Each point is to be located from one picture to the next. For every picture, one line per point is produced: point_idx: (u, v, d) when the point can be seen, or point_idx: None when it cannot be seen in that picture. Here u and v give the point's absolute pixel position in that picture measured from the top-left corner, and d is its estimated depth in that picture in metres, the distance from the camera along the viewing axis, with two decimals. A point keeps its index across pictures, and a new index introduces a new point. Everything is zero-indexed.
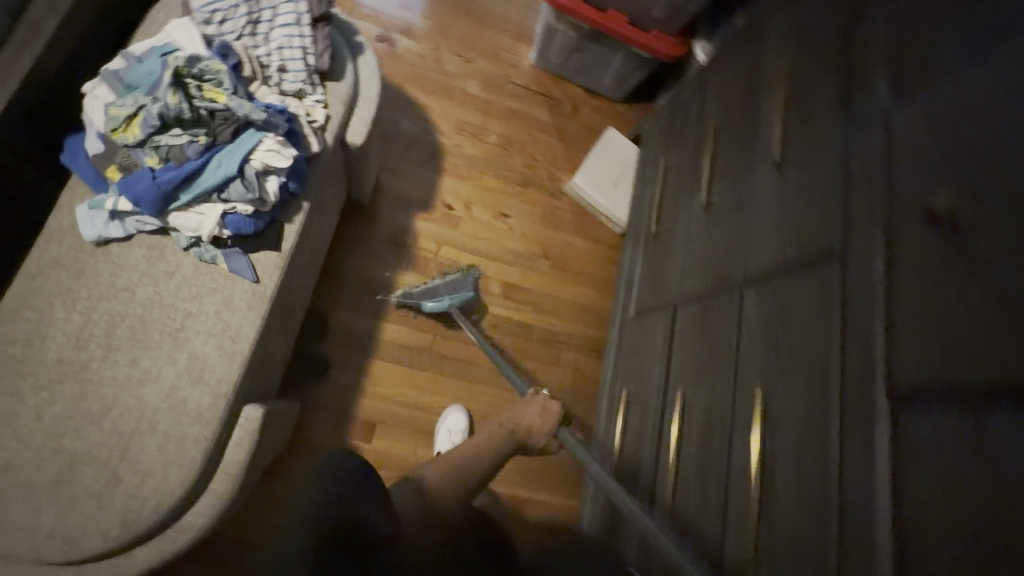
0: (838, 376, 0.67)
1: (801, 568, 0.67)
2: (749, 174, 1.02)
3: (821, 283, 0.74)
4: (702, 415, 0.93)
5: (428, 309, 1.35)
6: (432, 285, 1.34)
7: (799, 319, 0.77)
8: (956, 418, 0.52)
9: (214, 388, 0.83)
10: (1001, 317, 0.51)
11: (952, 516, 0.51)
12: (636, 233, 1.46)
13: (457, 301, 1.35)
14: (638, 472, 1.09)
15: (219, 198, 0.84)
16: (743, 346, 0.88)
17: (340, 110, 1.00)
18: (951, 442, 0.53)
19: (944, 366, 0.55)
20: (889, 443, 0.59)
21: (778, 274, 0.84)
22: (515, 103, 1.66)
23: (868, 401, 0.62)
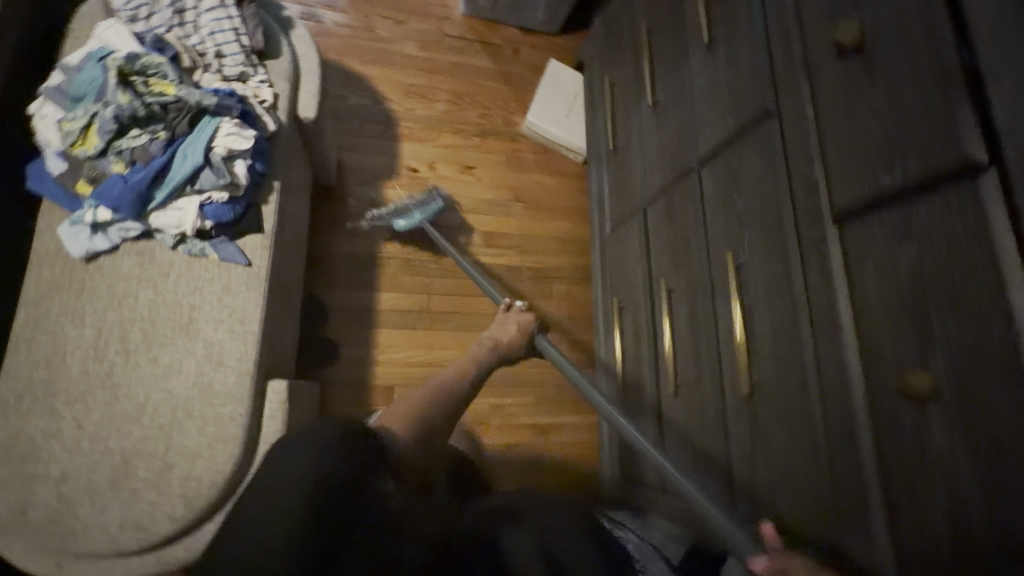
0: (791, 218, 0.75)
1: (790, 392, 0.76)
2: (686, 65, 1.07)
3: (766, 140, 0.80)
4: (686, 297, 1.01)
5: (400, 228, 1.39)
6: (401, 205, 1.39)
7: (752, 181, 0.84)
8: (890, 217, 0.60)
9: (236, 368, 0.88)
10: (911, 117, 0.58)
11: (897, 298, 0.60)
12: (597, 155, 1.51)
13: (426, 215, 1.39)
14: (642, 368, 1.17)
15: (193, 189, 0.87)
16: (709, 224, 0.95)
17: (285, 87, 1.02)
18: (888, 239, 0.61)
19: (871, 177, 0.63)
20: (841, 259, 0.67)
21: (725, 148, 0.91)
22: (454, 55, 1.67)
23: (818, 230, 0.70)
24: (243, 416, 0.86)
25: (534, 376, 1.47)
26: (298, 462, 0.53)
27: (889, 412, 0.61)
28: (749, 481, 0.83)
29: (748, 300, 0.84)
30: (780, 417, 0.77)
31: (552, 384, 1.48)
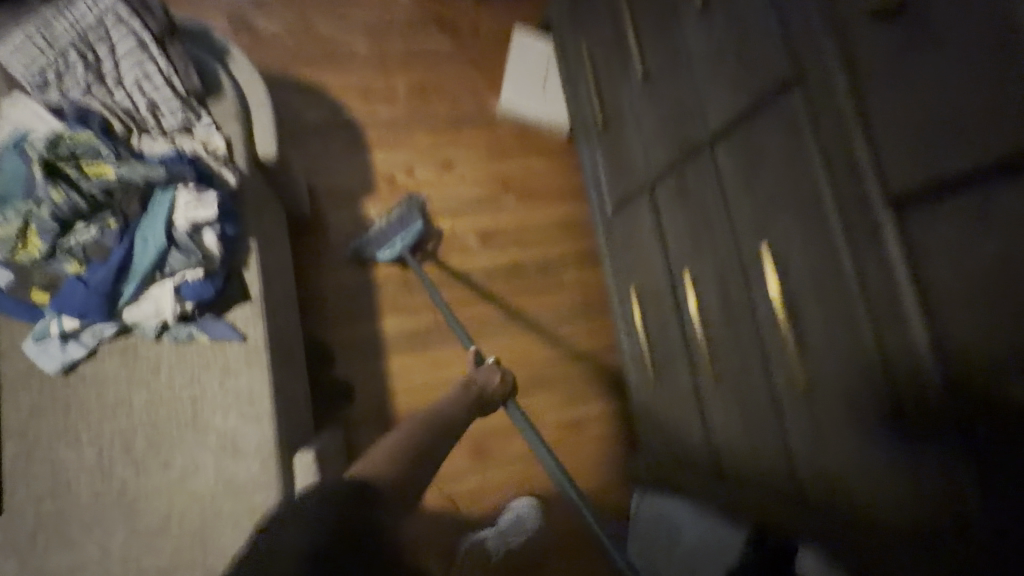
0: (830, 201, 0.69)
1: (852, 383, 0.71)
2: (678, 28, 0.96)
3: (786, 118, 0.75)
4: (715, 283, 0.94)
5: (384, 257, 1.32)
6: (380, 231, 1.29)
7: (779, 164, 0.77)
8: (957, 202, 0.57)
9: (258, 453, 0.82)
10: (977, 94, 0.55)
11: (971, 286, 0.57)
12: (584, 129, 1.40)
13: (409, 241, 1.31)
14: (672, 357, 1.13)
15: (164, 274, 0.77)
16: (731, 206, 0.88)
17: (237, 128, 0.90)
18: (955, 227, 0.58)
19: (929, 162, 0.59)
20: (901, 245, 0.62)
21: (739, 125, 0.84)
22: (410, 42, 1.51)
23: (869, 215, 0.65)
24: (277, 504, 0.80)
25: (557, 374, 1.42)
26: (310, 523, 0.67)
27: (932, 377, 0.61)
28: (817, 473, 0.79)
29: (792, 289, 0.77)
30: (848, 410, 0.72)
31: (576, 378, 1.44)
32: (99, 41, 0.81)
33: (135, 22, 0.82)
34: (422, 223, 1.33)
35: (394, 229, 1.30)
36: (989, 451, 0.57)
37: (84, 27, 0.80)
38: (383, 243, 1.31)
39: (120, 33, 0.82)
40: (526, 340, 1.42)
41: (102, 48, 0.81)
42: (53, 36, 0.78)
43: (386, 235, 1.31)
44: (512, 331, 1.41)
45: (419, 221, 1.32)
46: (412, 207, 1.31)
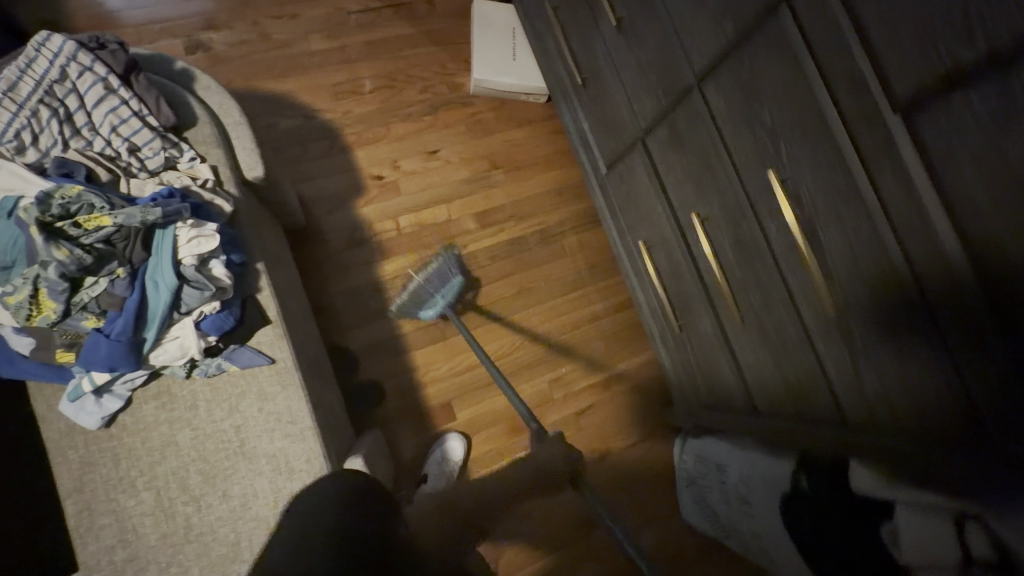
0: (836, 117, 0.68)
1: (879, 294, 0.70)
2: None
3: (780, 42, 0.74)
4: (724, 222, 0.94)
5: (428, 317, 1.27)
6: (420, 289, 1.25)
7: (779, 89, 0.76)
8: (968, 97, 0.56)
9: (311, 468, 0.83)
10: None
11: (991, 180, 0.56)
12: (562, 90, 1.37)
13: (450, 296, 1.26)
14: (690, 301, 1.13)
15: (181, 313, 0.77)
16: (728, 141, 0.87)
17: (220, 154, 0.89)
18: (971, 124, 0.56)
19: (936, 63, 0.58)
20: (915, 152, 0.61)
21: (732, 54, 0.82)
22: (370, 31, 1.47)
23: (880, 126, 0.64)
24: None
25: (578, 338, 1.44)
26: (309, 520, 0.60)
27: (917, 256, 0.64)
28: (856, 391, 0.80)
29: (805, 213, 0.77)
30: (876, 325, 0.72)
31: (596, 338, 1.45)
32: (63, 90, 0.78)
33: (95, 64, 0.80)
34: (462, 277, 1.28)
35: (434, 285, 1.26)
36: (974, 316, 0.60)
37: (44, 78, 0.77)
38: (425, 302, 1.25)
39: (83, 78, 0.79)
40: (543, 311, 1.43)
41: (69, 97, 0.79)
42: (15, 93, 0.75)
43: (427, 294, 1.26)
44: (526, 305, 1.42)
45: (458, 276, 1.28)
46: (448, 259, 1.29)
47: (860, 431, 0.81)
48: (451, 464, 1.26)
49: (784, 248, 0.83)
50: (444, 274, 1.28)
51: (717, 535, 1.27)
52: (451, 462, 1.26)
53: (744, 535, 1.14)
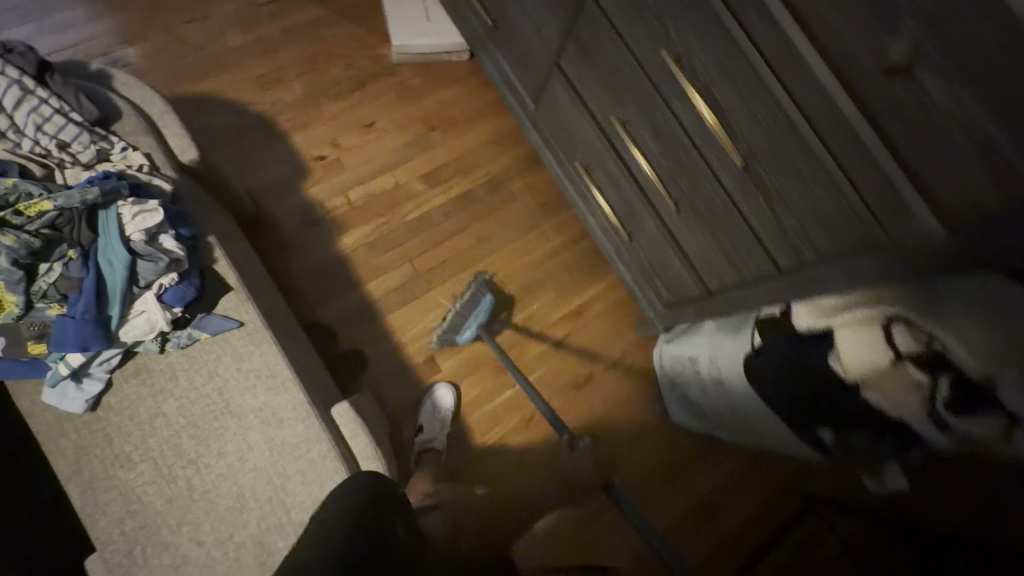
0: None
1: (776, 137, 0.76)
2: None
3: None
4: (639, 117, 1.00)
5: (466, 339, 1.34)
6: (455, 315, 1.32)
7: None
8: None
9: (298, 414, 0.87)
10: None
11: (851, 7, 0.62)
12: (478, 39, 1.40)
13: (483, 317, 1.33)
14: (632, 208, 1.19)
15: (141, 287, 0.81)
16: (625, 36, 0.92)
17: (150, 140, 0.92)
18: None
19: None
20: None
21: None
22: (284, 21, 1.52)
23: None
24: (332, 449, 0.85)
25: (544, 274, 1.48)
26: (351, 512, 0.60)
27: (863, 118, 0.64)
28: (781, 237, 0.86)
29: (701, 82, 0.82)
30: (785, 170, 0.77)
31: (562, 271, 1.49)
32: None
33: (7, 68, 0.83)
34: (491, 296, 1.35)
35: (467, 310, 1.33)
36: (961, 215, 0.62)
37: None
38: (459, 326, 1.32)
39: None
40: (506, 255, 1.47)
41: None
42: None
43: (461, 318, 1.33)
44: (488, 252, 1.46)
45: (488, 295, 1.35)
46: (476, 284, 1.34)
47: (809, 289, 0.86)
48: (444, 411, 1.31)
49: (693, 123, 0.89)
50: (475, 299, 1.34)
51: (708, 428, 1.32)
52: (444, 409, 1.31)
53: (727, 416, 1.19)
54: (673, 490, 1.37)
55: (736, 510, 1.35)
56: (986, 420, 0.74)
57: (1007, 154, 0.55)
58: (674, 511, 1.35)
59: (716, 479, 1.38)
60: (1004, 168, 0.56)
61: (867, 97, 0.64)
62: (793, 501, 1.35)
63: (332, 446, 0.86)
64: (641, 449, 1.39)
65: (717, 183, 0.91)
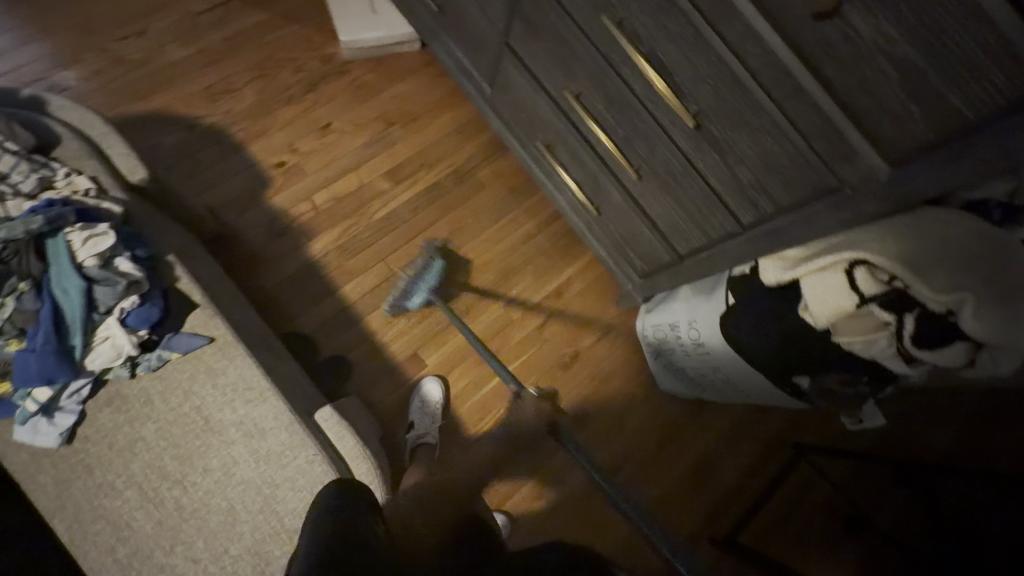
0: None
1: (723, 91, 0.76)
2: None
3: None
4: (592, 88, 0.99)
5: (415, 305, 1.34)
6: (407, 281, 1.34)
7: None
8: None
9: (281, 423, 0.86)
10: None
11: None
12: (427, 27, 1.38)
13: (432, 282, 1.33)
14: (597, 181, 1.19)
15: (102, 313, 0.79)
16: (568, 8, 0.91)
17: (94, 163, 0.90)
18: None
19: None
20: None
21: None
22: (226, 29, 1.48)
23: None
24: (319, 454, 0.85)
25: (519, 258, 1.48)
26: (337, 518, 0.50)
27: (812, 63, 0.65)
28: (740, 193, 0.87)
29: (645, 46, 0.82)
30: (735, 125, 0.79)
31: (537, 254, 1.49)
32: None
33: None
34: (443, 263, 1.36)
35: (419, 277, 1.35)
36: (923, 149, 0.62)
37: None
38: (408, 291, 1.33)
39: None
40: (480, 244, 1.47)
41: None
42: None
43: (411, 285, 1.34)
44: (462, 242, 1.46)
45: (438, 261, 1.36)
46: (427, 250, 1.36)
47: (774, 242, 0.87)
48: (433, 405, 1.30)
49: (643, 89, 0.89)
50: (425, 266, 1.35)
51: (696, 392, 1.34)
52: (433, 403, 1.31)
53: (712, 377, 1.21)
54: (668, 456, 1.39)
55: (732, 468, 1.38)
56: (954, 350, 0.78)
57: (933, 83, 0.57)
58: (672, 476, 1.37)
59: (709, 440, 1.40)
60: (929, 98, 0.59)
61: (802, 42, 0.65)
62: (784, 453, 1.39)
63: (317, 449, 0.85)
64: (632, 419, 1.41)
65: (674, 145, 0.92)
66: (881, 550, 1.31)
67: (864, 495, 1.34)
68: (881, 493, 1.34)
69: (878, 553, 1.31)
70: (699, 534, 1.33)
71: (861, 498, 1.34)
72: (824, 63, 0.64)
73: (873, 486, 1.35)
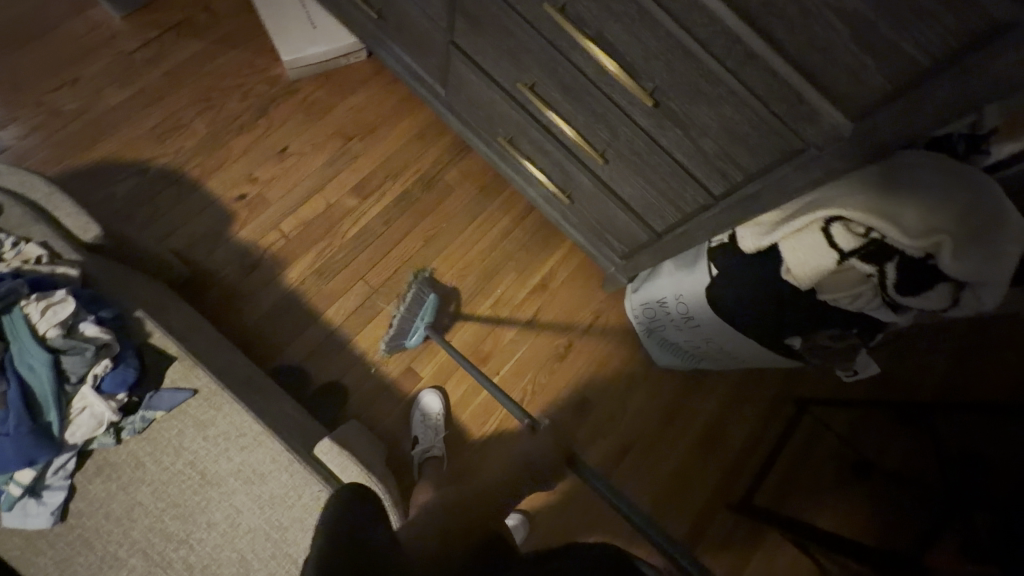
0: None
1: (677, 65, 0.74)
2: None
3: None
4: (545, 78, 0.97)
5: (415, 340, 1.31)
6: (401, 317, 1.28)
7: None
8: None
9: (280, 464, 0.84)
10: None
11: None
12: (371, 35, 1.34)
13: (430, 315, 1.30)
14: (565, 170, 1.17)
15: (75, 383, 0.77)
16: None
17: (42, 227, 0.86)
18: None
19: None
20: None
21: None
22: (163, 63, 1.42)
23: None
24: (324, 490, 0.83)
25: (499, 256, 1.46)
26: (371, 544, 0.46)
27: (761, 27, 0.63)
28: (708, 165, 0.86)
29: (592, 29, 0.80)
30: (693, 98, 0.77)
31: (517, 249, 1.47)
32: None
33: None
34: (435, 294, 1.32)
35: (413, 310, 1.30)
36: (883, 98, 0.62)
37: None
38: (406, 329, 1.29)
39: None
40: (458, 248, 1.44)
41: None
42: None
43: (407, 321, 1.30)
44: (439, 248, 1.43)
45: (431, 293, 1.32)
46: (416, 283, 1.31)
47: (748, 208, 0.86)
48: (434, 416, 1.29)
49: (597, 72, 0.87)
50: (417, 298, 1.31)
51: (692, 363, 1.35)
52: (434, 414, 1.29)
53: (706, 348, 1.21)
54: (673, 431, 1.40)
55: (738, 433, 1.39)
56: (935, 293, 0.79)
57: (882, 33, 0.57)
58: (681, 450, 1.38)
59: (712, 409, 1.41)
60: (882, 48, 0.58)
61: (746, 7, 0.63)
62: (786, 410, 1.40)
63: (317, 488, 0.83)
64: (634, 400, 1.41)
65: (636, 125, 0.90)
66: (891, 490, 1.34)
67: (868, 442, 1.37)
68: (883, 437, 1.37)
69: (889, 494, 1.34)
70: (715, 503, 1.35)
71: (865, 446, 1.37)
72: (773, 25, 0.63)
73: (874, 432, 1.38)
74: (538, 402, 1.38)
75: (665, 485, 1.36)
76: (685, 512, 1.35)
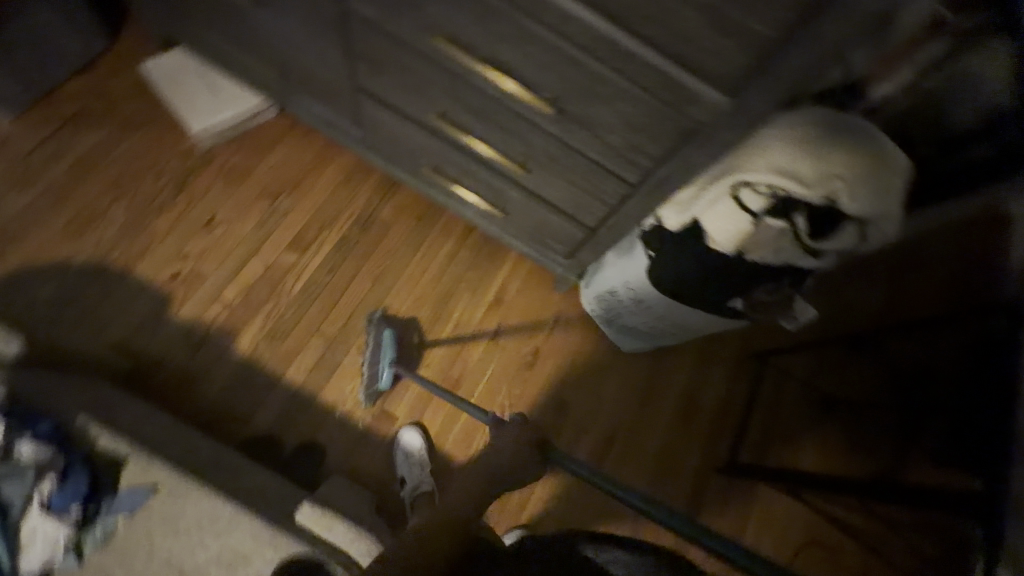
0: None
1: (565, 72, 0.79)
2: None
3: None
4: (451, 104, 1.00)
5: (386, 383, 1.31)
6: (367, 364, 1.31)
7: None
8: None
9: (260, 540, 0.81)
10: None
11: None
12: (276, 91, 1.34)
13: (391, 353, 1.32)
14: (492, 186, 1.19)
15: (21, 508, 0.77)
16: (399, 35, 0.91)
17: None
18: None
19: None
20: None
21: None
22: (65, 158, 1.37)
23: None
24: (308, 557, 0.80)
25: (450, 281, 1.47)
26: None
27: (630, 25, 0.68)
28: (618, 157, 0.91)
29: (483, 52, 0.84)
30: (588, 99, 0.82)
31: (466, 270, 1.48)
32: None
33: None
34: (392, 332, 1.35)
35: (376, 354, 1.32)
36: (752, 70, 0.67)
37: None
38: (373, 374, 1.30)
39: None
40: (408, 282, 1.45)
41: None
42: None
43: (372, 366, 1.32)
44: (389, 286, 1.43)
45: (387, 331, 1.35)
46: (371, 325, 1.34)
47: (664, 189, 0.91)
48: (419, 452, 1.28)
49: (496, 92, 0.90)
50: (377, 341, 1.34)
51: (656, 343, 1.39)
52: (418, 449, 1.28)
53: (662, 326, 1.26)
54: (652, 413, 1.43)
55: (713, 398, 1.45)
56: (844, 232, 0.86)
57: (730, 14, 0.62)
58: (662, 429, 1.42)
59: (683, 383, 1.45)
60: (734, 28, 0.63)
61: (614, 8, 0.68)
62: (750, 368, 1.47)
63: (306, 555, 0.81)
64: (609, 391, 1.44)
65: (545, 133, 0.94)
66: (860, 416, 1.43)
67: (831, 376, 1.45)
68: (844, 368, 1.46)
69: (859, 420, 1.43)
70: (705, 470, 1.40)
71: (829, 381, 1.45)
72: (638, 22, 0.68)
73: (836, 366, 1.46)
74: (517, 415, 1.40)
75: (656, 464, 1.40)
76: (680, 486, 1.39)
